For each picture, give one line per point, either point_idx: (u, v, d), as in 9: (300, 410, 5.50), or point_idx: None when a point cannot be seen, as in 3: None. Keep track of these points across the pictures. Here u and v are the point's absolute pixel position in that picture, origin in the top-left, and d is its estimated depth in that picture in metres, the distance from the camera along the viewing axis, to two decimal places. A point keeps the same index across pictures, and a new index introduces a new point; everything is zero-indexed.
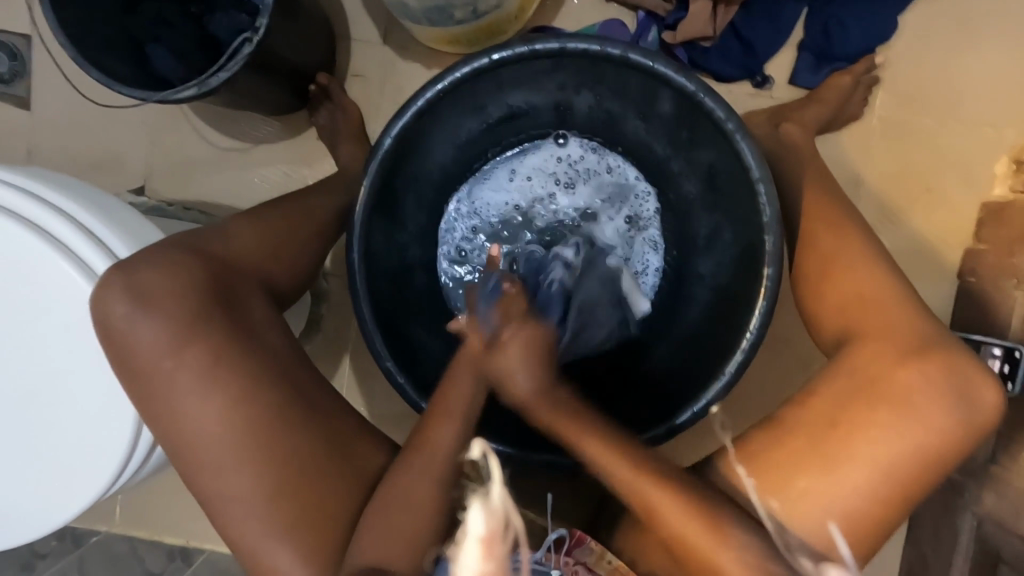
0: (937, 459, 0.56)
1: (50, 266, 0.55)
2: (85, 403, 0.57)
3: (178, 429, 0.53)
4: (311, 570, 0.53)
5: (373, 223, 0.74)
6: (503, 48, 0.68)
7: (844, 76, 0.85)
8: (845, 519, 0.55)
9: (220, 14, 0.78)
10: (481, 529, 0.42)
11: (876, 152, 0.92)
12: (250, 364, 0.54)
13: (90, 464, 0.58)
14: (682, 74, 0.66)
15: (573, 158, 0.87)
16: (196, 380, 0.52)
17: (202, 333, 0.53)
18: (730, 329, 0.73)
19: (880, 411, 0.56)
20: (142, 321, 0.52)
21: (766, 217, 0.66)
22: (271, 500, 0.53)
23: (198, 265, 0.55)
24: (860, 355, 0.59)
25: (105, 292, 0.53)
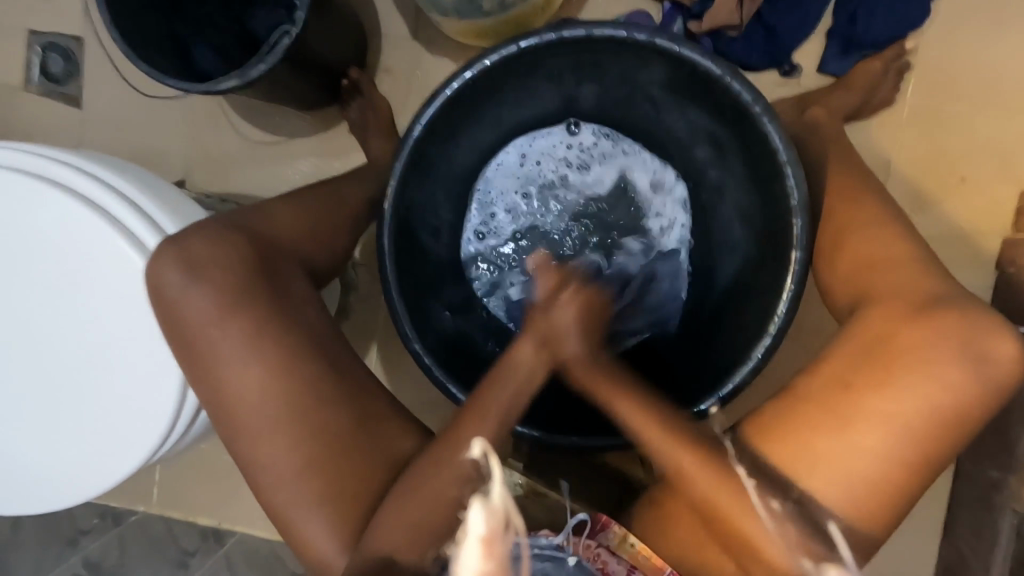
0: (955, 417, 0.54)
1: (104, 244, 0.59)
2: (132, 375, 0.61)
3: (223, 396, 0.55)
4: (344, 537, 0.55)
5: (404, 209, 0.76)
6: (531, 35, 0.69)
7: (873, 62, 0.85)
8: (860, 481, 0.55)
9: (262, 13, 0.82)
10: (481, 528, 0.45)
11: (907, 140, 0.91)
12: (291, 336, 0.56)
13: (135, 433, 0.61)
14: (709, 58, 0.66)
15: (585, 145, 0.88)
16: (241, 348, 0.55)
17: (247, 304, 0.56)
18: (757, 315, 0.72)
19: (895, 374, 0.55)
20: (192, 291, 0.55)
21: (794, 201, 0.66)
22: (306, 467, 0.55)
23: (243, 240, 0.58)
24: (871, 318, 0.59)
25: (157, 264, 0.56)
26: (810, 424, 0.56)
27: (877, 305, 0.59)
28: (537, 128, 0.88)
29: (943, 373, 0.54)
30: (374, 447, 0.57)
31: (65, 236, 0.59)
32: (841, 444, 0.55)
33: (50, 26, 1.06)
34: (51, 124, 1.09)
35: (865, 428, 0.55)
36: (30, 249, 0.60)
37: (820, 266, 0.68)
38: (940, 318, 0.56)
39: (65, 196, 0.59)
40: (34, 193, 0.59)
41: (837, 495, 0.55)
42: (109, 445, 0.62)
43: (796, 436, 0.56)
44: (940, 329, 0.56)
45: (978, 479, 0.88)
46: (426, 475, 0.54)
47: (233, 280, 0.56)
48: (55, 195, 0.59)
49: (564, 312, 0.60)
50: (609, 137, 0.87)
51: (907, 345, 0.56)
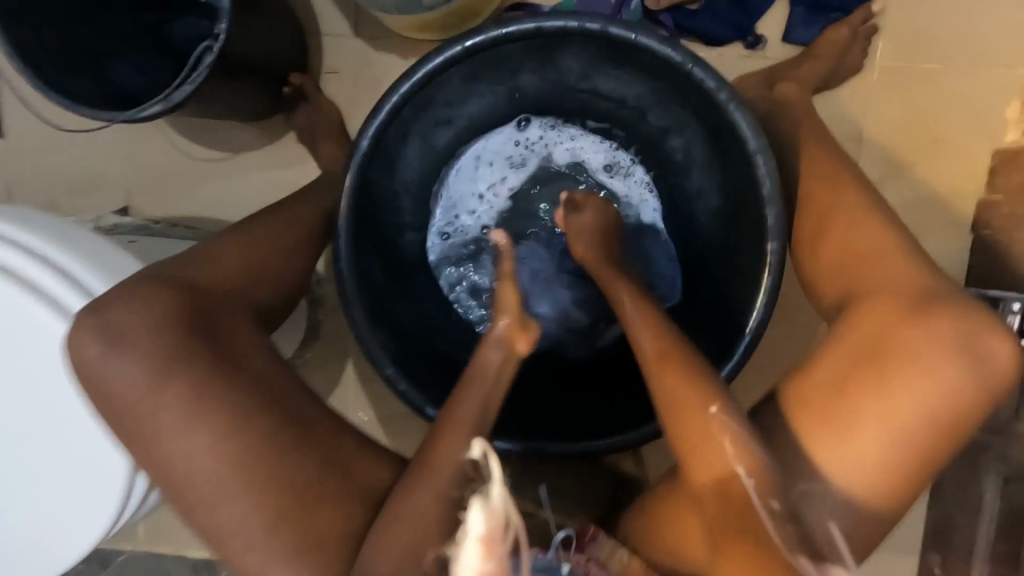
0: (952, 421, 0.53)
1: (42, 301, 0.56)
2: (91, 435, 0.58)
3: (172, 467, 0.51)
4: None
5: (361, 229, 0.72)
6: (475, 33, 0.64)
7: (841, 28, 0.81)
8: (857, 490, 0.54)
9: (183, 20, 0.74)
10: (480, 529, 0.42)
11: (879, 105, 0.88)
12: (234, 393, 0.52)
13: (99, 495, 0.59)
14: (668, 45, 0.62)
15: (533, 140, 0.84)
16: (181, 417, 0.50)
17: (183, 367, 0.51)
18: (738, 306, 0.70)
19: (890, 377, 0.53)
20: (120, 362, 0.51)
21: (766, 191, 0.63)
22: (271, 531, 0.51)
23: (170, 296, 0.53)
24: (861, 316, 0.57)
25: (77, 337, 0.51)
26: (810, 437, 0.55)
27: (866, 303, 0.57)
28: (490, 127, 0.83)
29: (942, 373, 0.53)
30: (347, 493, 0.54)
31: (0, 297, 0.57)
32: (840, 452, 0.54)
33: None
34: None
35: (867, 437, 0.53)
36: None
37: (804, 258, 0.66)
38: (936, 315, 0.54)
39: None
40: None
41: (832, 504, 0.54)
42: (79, 508, 0.60)
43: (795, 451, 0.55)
44: (939, 329, 0.54)
45: None
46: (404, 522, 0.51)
47: (166, 342, 0.51)
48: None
49: (585, 214, 0.68)
50: (557, 129, 0.84)
51: (901, 348, 0.54)
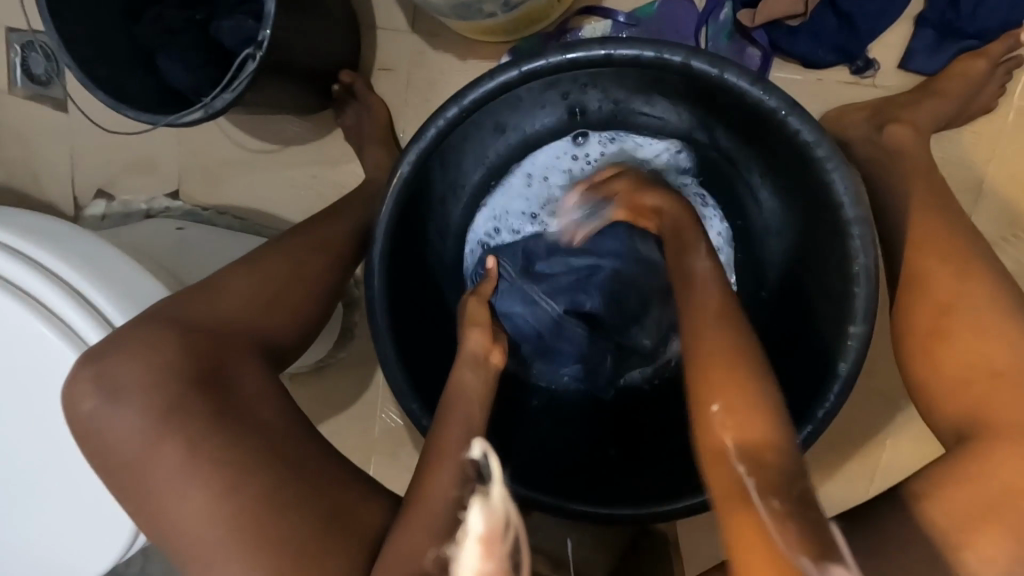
0: None
1: (37, 340, 0.51)
2: (85, 473, 0.54)
3: (165, 531, 0.48)
4: None
5: (396, 251, 0.68)
6: (535, 57, 0.57)
7: (976, 61, 0.68)
8: None
9: (224, 18, 0.70)
10: (478, 527, 0.39)
11: (1009, 152, 0.74)
12: (234, 453, 0.48)
13: (92, 547, 0.55)
14: (759, 86, 0.53)
15: (592, 157, 0.74)
16: (176, 480, 0.47)
17: (180, 426, 0.48)
18: (806, 384, 0.62)
19: (1017, 543, 0.45)
20: (116, 418, 0.48)
21: (857, 266, 0.54)
22: None
23: (174, 343, 0.50)
24: (990, 457, 0.47)
25: (74, 385, 0.49)
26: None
27: (994, 442, 0.48)
28: (542, 144, 0.75)
29: None
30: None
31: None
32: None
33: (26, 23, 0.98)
34: (40, 131, 1.03)
35: None
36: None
37: (906, 356, 0.56)
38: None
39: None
40: None
41: None
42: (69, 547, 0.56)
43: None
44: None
45: None
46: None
47: (162, 398, 0.48)
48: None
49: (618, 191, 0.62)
50: (622, 146, 0.73)
51: None
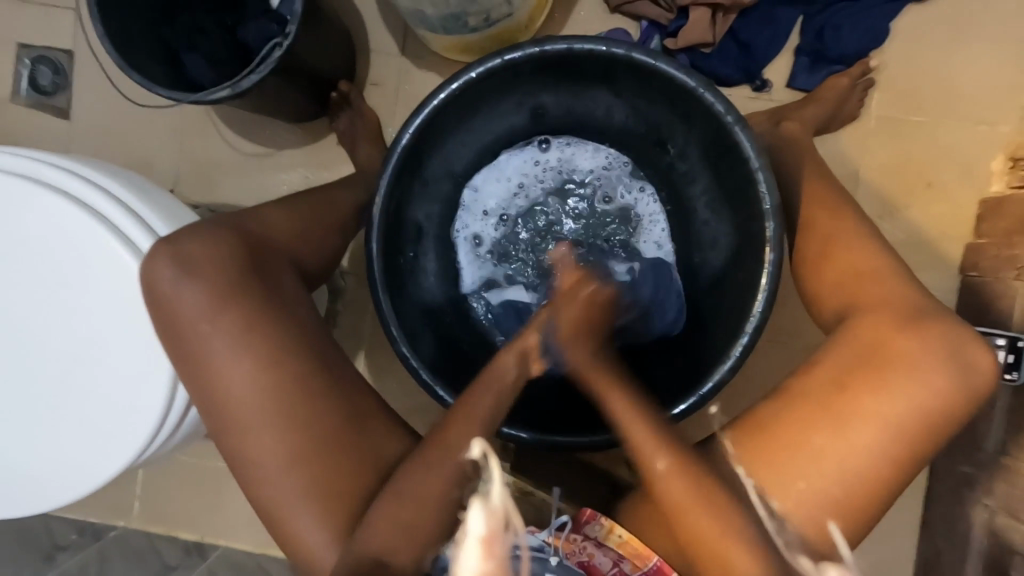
0: (936, 423, 0.56)
1: (98, 244, 0.60)
2: (120, 369, 0.61)
3: (213, 390, 0.56)
4: (330, 531, 0.56)
5: (391, 218, 0.78)
6: (515, 49, 0.72)
7: (841, 79, 0.90)
8: (854, 491, 0.56)
9: (251, 23, 0.83)
10: (480, 529, 0.46)
11: (875, 150, 0.96)
12: (283, 330, 0.58)
13: (120, 437, 0.61)
14: (683, 71, 0.70)
15: (552, 163, 0.91)
16: (231, 343, 0.56)
17: (239, 301, 0.57)
18: (737, 315, 0.75)
19: (890, 381, 0.57)
20: (187, 289, 0.56)
21: (766, 205, 0.69)
22: (294, 462, 0.56)
23: (237, 238, 0.60)
24: (862, 327, 0.60)
25: (153, 261, 0.57)
26: (811, 422, 0.57)
27: (864, 315, 0.61)
28: (514, 146, 0.90)
29: (924, 377, 0.56)
30: (360, 457, 0.58)
31: (58, 238, 0.60)
32: (839, 439, 0.56)
33: (40, 39, 1.07)
34: (38, 135, 1.09)
35: (863, 433, 0.56)
36: (19, 251, 0.61)
37: (811, 279, 0.69)
38: (929, 329, 0.59)
39: (59, 198, 0.60)
40: (26, 195, 0.60)
41: (817, 498, 0.56)
42: (96, 442, 0.61)
43: (796, 436, 0.57)
44: (929, 338, 0.58)
45: (951, 474, 0.93)
46: (414, 486, 0.55)
47: (228, 278, 0.57)
48: (50, 197, 0.60)
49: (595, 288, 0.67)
50: (578, 152, 0.91)
51: (899, 356, 0.57)
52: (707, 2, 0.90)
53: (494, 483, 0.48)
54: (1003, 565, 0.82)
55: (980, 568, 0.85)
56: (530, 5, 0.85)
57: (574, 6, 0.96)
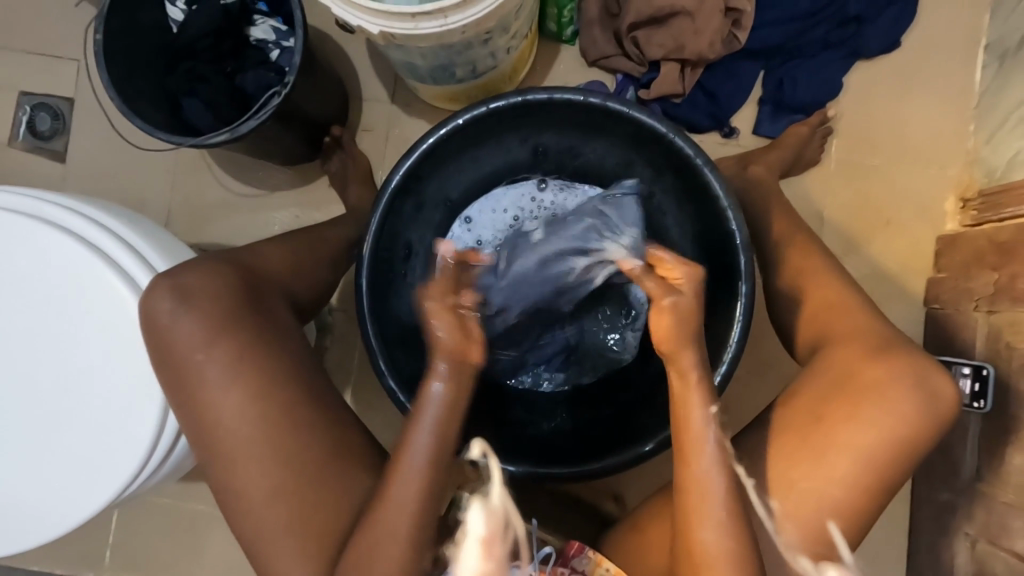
0: (908, 447, 0.57)
1: (93, 277, 0.61)
2: (110, 400, 0.61)
3: (204, 419, 0.57)
4: (316, 565, 0.55)
5: (381, 251, 0.82)
6: (499, 98, 0.78)
7: (801, 126, 0.97)
8: (835, 521, 0.57)
9: (249, 72, 0.88)
10: (480, 530, 0.48)
11: (837, 191, 1.02)
12: (275, 365, 0.58)
13: (106, 468, 0.61)
14: (655, 119, 0.76)
15: (548, 200, 0.95)
16: (225, 372, 0.56)
17: (234, 330, 0.58)
18: (714, 345, 0.78)
19: (861, 411, 0.58)
20: (182, 323, 0.57)
21: (737, 241, 0.74)
22: (280, 495, 0.56)
23: (233, 272, 0.61)
24: (834, 357, 0.62)
25: (152, 294, 0.58)
26: (787, 454, 0.59)
27: (835, 347, 0.63)
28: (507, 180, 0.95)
29: (897, 406, 0.57)
30: (351, 487, 0.58)
31: (56, 271, 0.62)
32: (816, 471, 0.58)
33: (41, 87, 1.11)
34: (34, 178, 1.11)
35: (837, 463, 0.57)
36: (13, 284, 0.62)
37: (784, 312, 0.72)
38: (897, 357, 0.60)
39: (58, 233, 0.62)
40: (25, 230, 0.62)
41: (796, 530, 0.57)
42: (82, 475, 0.61)
43: (773, 464, 0.59)
44: (897, 366, 0.59)
45: (933, 502, 0.95)
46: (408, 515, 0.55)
47: (223, 305, 0.58)
48: (48, 231, 0.62)
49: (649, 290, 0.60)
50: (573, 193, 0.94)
51: (869, 385, 0.59)
52: (675, 57, 0.97)
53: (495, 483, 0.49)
54: None
55: None
56: (512, 59, 0.91)
57: (554, 60, 1.03)
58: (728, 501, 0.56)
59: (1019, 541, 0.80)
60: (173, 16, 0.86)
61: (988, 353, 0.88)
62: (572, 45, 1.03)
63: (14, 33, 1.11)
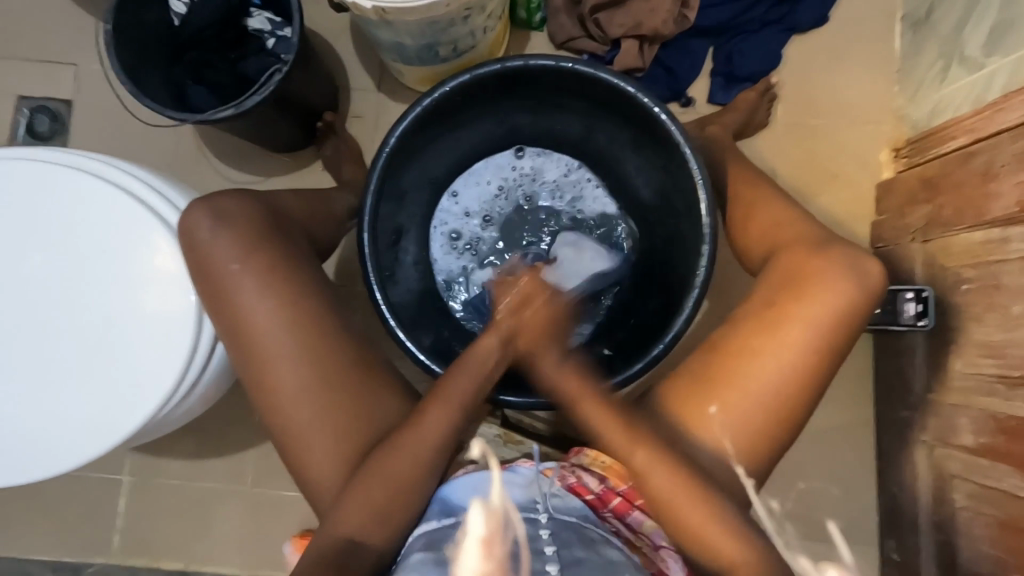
0: (848, 320, 0.68)
1: (133, 224, 0.71)
2: (150, 328, 0.70)
3: (241, 333, 0.66)
4: (344, 449, 0.66)
5: (382, 209, 0.88)
6: (481, 65, 0.84)
7: (750, 92, 1.09)
8: (791, 383, 0.68)
9: (251, 58, 0.97)
10: (482, 529, 0.58)
11: (785, 151, 1.14)
12: (299, 286, 0.68)
13: (146, 390, 0.69)
14: (621, 78, 0.84)
15: (526, 169, 1.05)
16: (257, 284, 0.66)
17: (263, 249, 0.67)
18: (687, 276, 0.87)
19: (807, 291, 0.69)
20: (216, 246, 0.66)
21: (699, 180, 0.82)
22: (313, 397, 0.66)
23: (256, 209, 0.70)
24: (784, 260, 0.73)
25: (192, 221, 0.67)
26: (749, 335, 0.70)
27: (785, 250, 0.74)
28: (488, 156, 1.04)
29: (834, 285, 0.69)
30: (369, 394, 0.68)
31: (100, 219, 0.71)
32: (773, 341, 0.68)
33: (39, 91, 1.16)
34: None
35: (791, 332, 0.68)
36: (59, 233, 0.71)
37: (738, 237, 0.84)
38: (833, 249, 0.71)
39: (104, 188, 0.71)
40: (72, 185, 0.71)
41: (763, 395, 0.68)
42: (124, 396, 0.69)
43: (738, 342, 0.70)
44: (834, 255, 0.70)
45: (894, 421, 1.05)
46: (433, 408, 0.67)
47: (254, 228, 0.68)
48: (91, 184, 0.71)
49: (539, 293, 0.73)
50: (547, 162, 1.04)
51: (811, 271, 0.70)
52: (634, 35, 1.09)
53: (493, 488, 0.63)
54: (946, 488, 0.93)
55: (930, 495, 0.96)
56: (489, 39, 1.01)
57: (526, 46, 1.14)
58: (625, 430, 0.68)
59: (967, 437, 0.90)
60: (175, 9, 0.92)
61: (927, 277, 0.98)
62: (541, 31, 1.14)
63: (11, 42, 1.17)
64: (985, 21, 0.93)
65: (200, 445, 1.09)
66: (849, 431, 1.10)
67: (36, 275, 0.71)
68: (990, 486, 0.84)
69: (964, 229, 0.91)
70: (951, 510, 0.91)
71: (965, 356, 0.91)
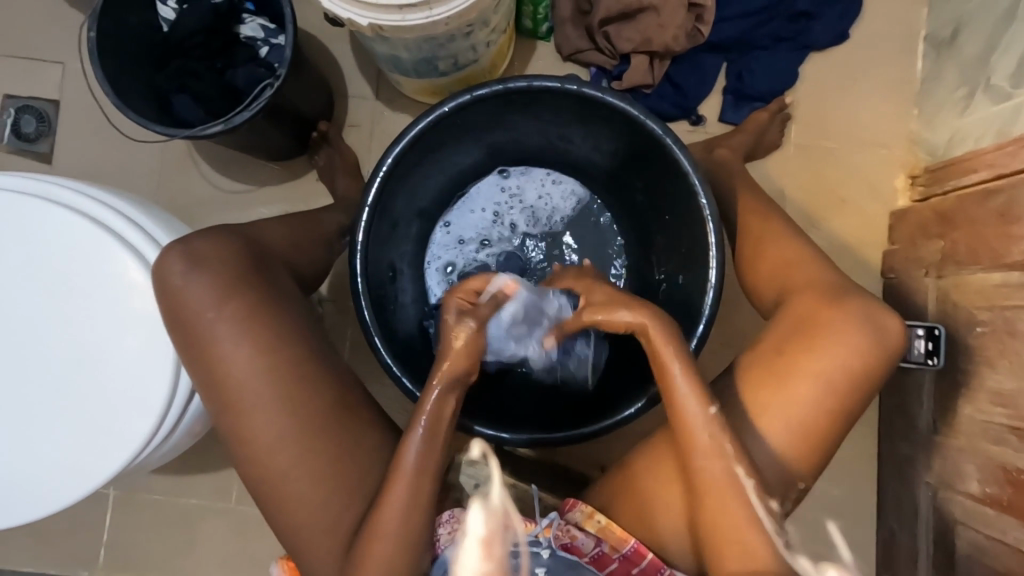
0: (864, 373, 0.66)
1: (111, 255, 0.68)
2: (127, 368, 0.67)
3: (216, 373, 0.63)
4: (324, 500, 0.64)
5: (375, 234, 0.85)
6: (481, 86, 0.80)
7: (762, 113, 1.04)
8: (803, 438, 0.66)
9: (240, 68, 0.92)
10: (482, 529, 0.58)
11: (797, 174, 1.10)
12: (280, 326, 0.65)
13: (124, 433, 0.67)
14: (626, 103, 0.79)
15: (514, 189, 1.01)
16: (237, 326, 0.63)
17: (244, 292, 0.64)
18: (693, 309, 0.84)
19: (820, 343, 0.66)
20: (195, 284, 0.64)
21: (707, 213, 0.78)
22: (293, 443, 0.64)
23: (234, 245, 0.67)
24: (795, 307, 0.70)
25: (164, 261, 0.64)
26: (757, 385, 0.67)
27: (795, 296, 0.72)
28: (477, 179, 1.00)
29: (849, 338, 0.66)
30: (353, 440, 0.66)
31: (77, 251, 0.68)
32: (782, 396, 0.66)
33: (25, 90, 1.12)
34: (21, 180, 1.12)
35: (801, 387, 0.65)
36: (35, 264, 0.68)
37: (747, 274, 0.82)
38: (847, 301, 0.68)
39: (81, 219, 0.68)
40: (49, 216, 0.68)
41: (773, 449, 0.66)
42: (101, 437, 0.67)
43: (749, 395, 0.67)
44: (849, 307, 0.67)
45: (897, 457, 1.02)
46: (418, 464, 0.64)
47: (232, 270, 0.65)
48: (68, 215, 0.68)
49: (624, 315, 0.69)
50: (532, 182, 1.01)
51: (825, 322, 0.67)
52: (644, 50, 1.04)
53: (493, 487, 0.59)
54: (948, 533, 0.90)
55: (930, 537, 0.94)
56: (492, 53, 0.96)
57: (531, 56, 1.10)
58: (725, 470, 0.64)
59: (972, 485, 0.87)
60: (164, 14, 0.90)
61: (939, 313, 0.95)
62: (547, 41, 1.09)
63: None
64: (1013, 50, 0.88)
65: (188, 460, 1.06)
66: (849, 464, 1.08)
67: (13, 308, 0.68)
68: (993, 537, 0.82)
69: (980, 269, 0.87)
70: (951, 555, 0.89)
71: (974, 401, 0.88)
